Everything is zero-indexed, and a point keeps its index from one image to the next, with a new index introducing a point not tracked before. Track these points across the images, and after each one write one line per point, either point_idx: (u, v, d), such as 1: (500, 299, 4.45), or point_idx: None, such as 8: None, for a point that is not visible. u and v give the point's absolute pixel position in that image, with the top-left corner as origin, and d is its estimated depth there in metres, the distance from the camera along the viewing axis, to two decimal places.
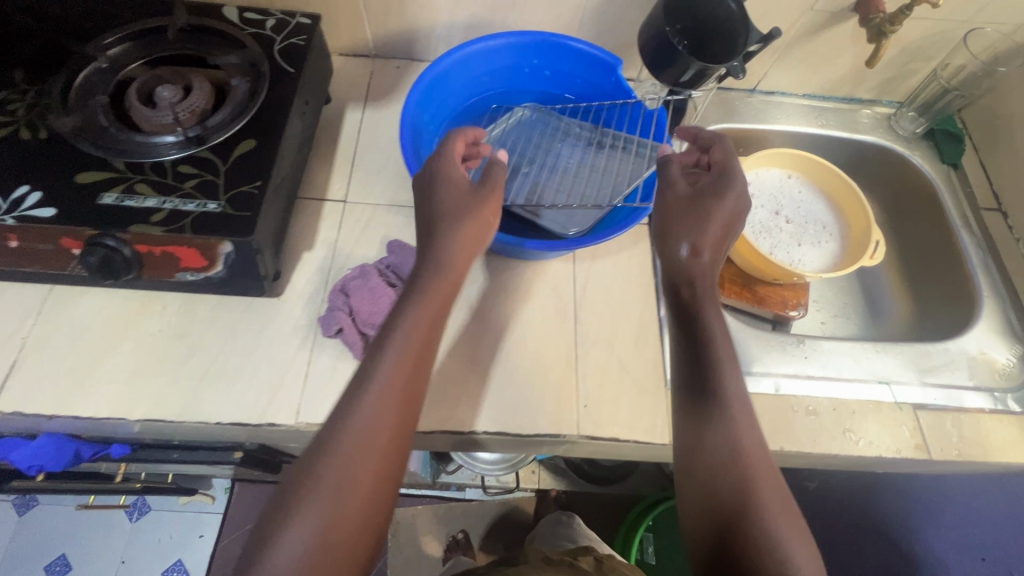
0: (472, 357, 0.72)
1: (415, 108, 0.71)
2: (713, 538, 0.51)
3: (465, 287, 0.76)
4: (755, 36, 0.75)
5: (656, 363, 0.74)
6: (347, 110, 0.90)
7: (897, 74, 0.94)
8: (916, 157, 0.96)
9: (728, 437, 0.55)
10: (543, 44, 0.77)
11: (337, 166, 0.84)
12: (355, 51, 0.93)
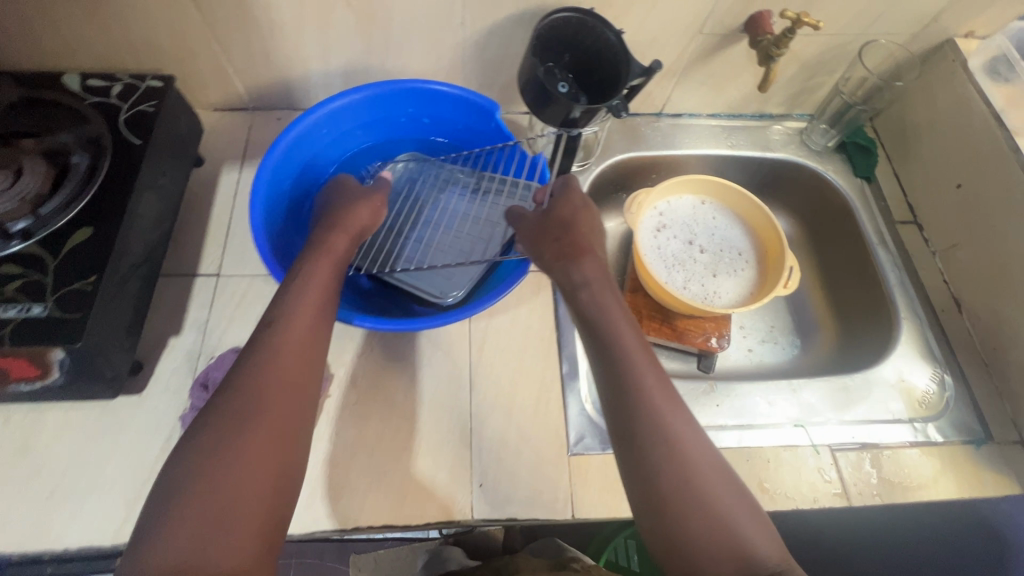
0: (356, 441, 0.67)
1: (271, 176, 0.66)
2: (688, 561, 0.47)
3: (349, 361, 0.71)
4: (637, 70, 0.71)
5: (558, 427, 0.69)
6: (222, 171, 0.83)
7: (802, 89, 0.91)
8: (829, 172, 0.93)
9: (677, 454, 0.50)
10: (414, 94, 0.72)
11: (210, 235, 0.78)
12: (230, 105, 0.87)
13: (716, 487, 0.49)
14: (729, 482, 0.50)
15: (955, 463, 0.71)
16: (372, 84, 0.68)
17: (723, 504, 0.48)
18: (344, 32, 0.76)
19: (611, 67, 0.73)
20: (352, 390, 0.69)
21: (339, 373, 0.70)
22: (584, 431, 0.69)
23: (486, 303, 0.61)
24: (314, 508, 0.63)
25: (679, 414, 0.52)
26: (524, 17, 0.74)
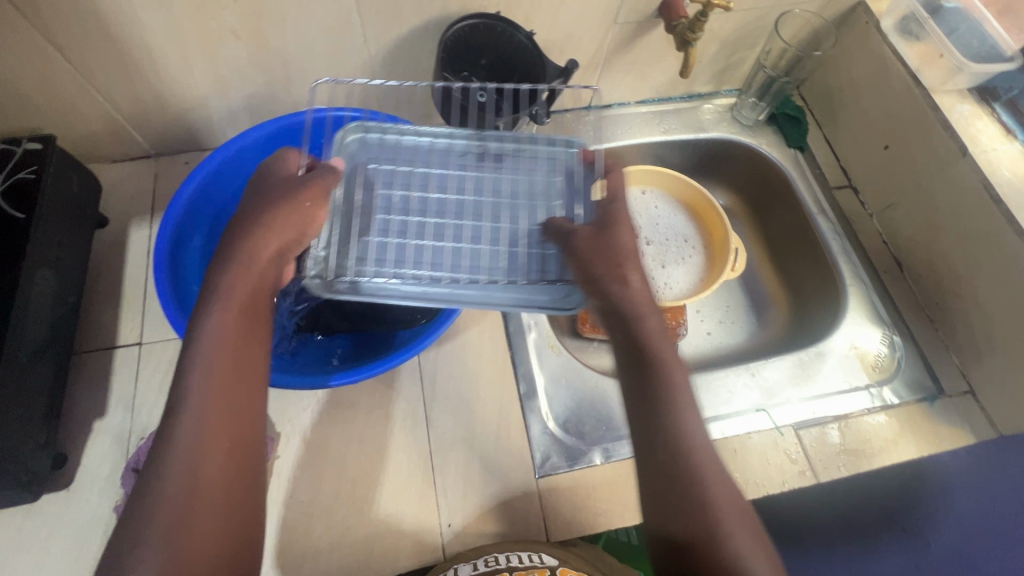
0: (314, 501, 0.63)
1: (176, 238, 0.61)
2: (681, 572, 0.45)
3: (294, 416, 0.67)
4: (554, 71, 0.69)
5: (522, 451, 0.67)
6: (131, 228, 0.77)
7: (726, 65, 0.90)
8: (764, 146, 0.92)
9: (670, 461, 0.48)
10: (322, 124, 0.67)
11: (125, 300, 0.72)
12: (129, 154, 0.80)
13: (726, 500, 0.46)
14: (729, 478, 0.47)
15: (912, 421, 0.73)
16: (273, 120, 0.63)
17: (729, 520, 0.45)
18: (238, 64, 0.70)
19: (526, 69, 0.71)
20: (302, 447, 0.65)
21: (286, 431, 0.66)
22: (550, 451, 0.67)
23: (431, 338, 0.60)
24: None
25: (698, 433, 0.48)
26: (429, 28, 0.70)
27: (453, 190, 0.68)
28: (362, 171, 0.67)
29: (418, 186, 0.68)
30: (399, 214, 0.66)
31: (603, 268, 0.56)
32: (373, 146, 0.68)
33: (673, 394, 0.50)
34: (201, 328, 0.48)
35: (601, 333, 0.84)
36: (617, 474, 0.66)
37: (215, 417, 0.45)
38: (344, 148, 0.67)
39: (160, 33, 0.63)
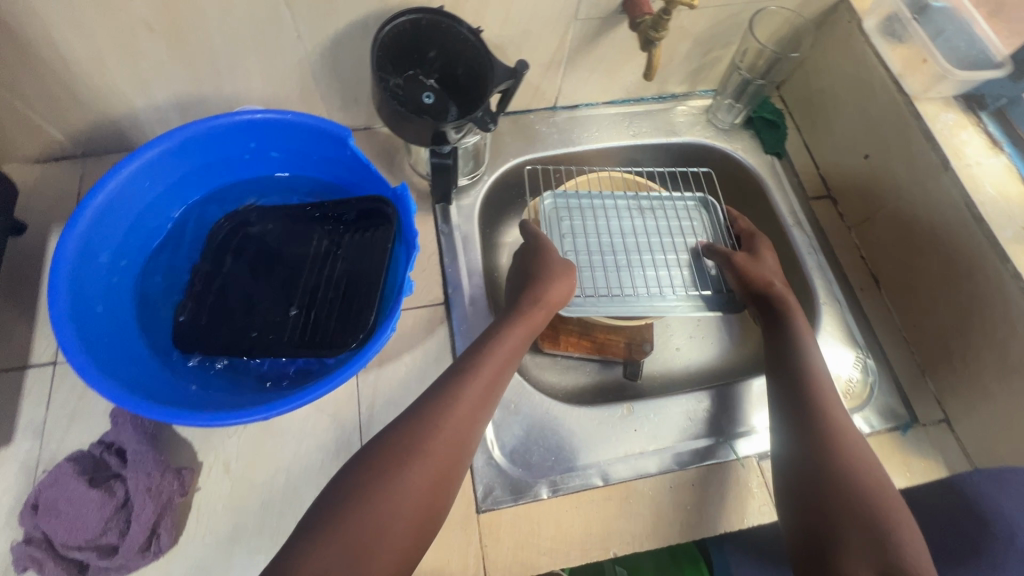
0: (235, 538, 0.58)
1: (79, 254, 0.55)
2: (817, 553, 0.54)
3: (216, 444, 0.62)
4: (502, 74, 0.63)
5: (465, 483, 0.62)
6: (51, 235, 0.71)
7: (700, 66, 0.84)
8: (739, 152, 0.87)
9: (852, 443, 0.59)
10: (246, 127, 0.61)
11: (41, 315, 0.67)
12: (52, 155, 0.74)
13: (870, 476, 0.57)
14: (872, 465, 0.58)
15: (883, 451, 0.69)
16: (187, 124, 0.57)
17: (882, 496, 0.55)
18: (158, 60, 0.64)
19: (475, 71, 0.65)
20: (225, 478, 0.61)
21: (206, 461, 0.61)
22: (493, 483, 0.63)
23: (360, 365, 0.52)
24: None
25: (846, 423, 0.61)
26: (368, 22, 0.64)
27: (641, 237, 0.79)
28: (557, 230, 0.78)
29: (612, 234, 0.79)
30: (596, 256, 0.77)
31: (777, 295, 0.70)
32: (572, 209, 0.79)
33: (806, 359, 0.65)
34: (477, 381, 0.56)
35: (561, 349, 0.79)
36: (566, 508, 0.62)
37: (459, 440, 0.52)
38: (546, 215, 0.78)
39: (63, 25, 0.57)
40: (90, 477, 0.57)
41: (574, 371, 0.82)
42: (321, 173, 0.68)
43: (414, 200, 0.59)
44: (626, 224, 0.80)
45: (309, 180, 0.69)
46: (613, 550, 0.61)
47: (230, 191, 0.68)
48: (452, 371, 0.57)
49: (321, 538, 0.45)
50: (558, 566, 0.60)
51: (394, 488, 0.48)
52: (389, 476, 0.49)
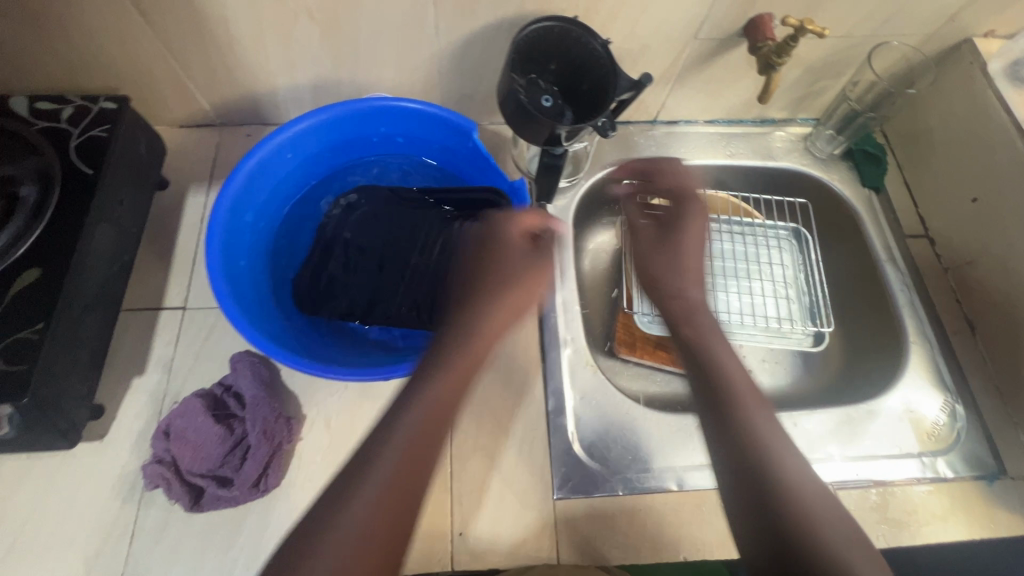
0: (331, 488, 0.63)
1: (231, 209, 0.61)
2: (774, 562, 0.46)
3: (320, 400, 0.67)
4: (626, 83, 0.65)
5: (544, 469, 0.65)
6: (188, 194, 0.79)
7: (806, 93, 0.85)
8: (835, 182, 0.87)
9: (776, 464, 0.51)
10: (382, 112, 0.66)
11: (175, 264, 0.74)
12: (196, 122, 0.82)
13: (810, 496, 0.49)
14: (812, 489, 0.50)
15: (966, 498, 0.67)
16: (336, 104, 0.63)
17: (812, 514, 0.48)
18: (309, 45, 0.70)
19: (599, 78, 0.67)
20: (326, 432, 0.65)
21: (311, 414, 0.66)
22: (570, 473, 0.65)
23: (474, 340, 0.57)
24: None
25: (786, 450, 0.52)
26: (502, 26, 0.68)
27: (728, 262, 0.80)
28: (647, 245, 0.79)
29: (701, 256, 0.80)
30: None
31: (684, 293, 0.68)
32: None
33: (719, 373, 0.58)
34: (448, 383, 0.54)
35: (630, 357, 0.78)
36: (639, 506, 0.64)
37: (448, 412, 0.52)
38: (637, 228, 0.79)
39: (240, 7, 0.64)
40: (215, 413, 0.62)
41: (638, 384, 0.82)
42: (439, 160, 0.73)
43: (530, 195, 0.64)
44: (716, 247, 0.80)
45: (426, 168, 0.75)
46: (683, 555, 0.62)
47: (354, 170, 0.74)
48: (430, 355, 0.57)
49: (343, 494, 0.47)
50: (628, 561, 0.62)
51: (405, 450, 0.49)
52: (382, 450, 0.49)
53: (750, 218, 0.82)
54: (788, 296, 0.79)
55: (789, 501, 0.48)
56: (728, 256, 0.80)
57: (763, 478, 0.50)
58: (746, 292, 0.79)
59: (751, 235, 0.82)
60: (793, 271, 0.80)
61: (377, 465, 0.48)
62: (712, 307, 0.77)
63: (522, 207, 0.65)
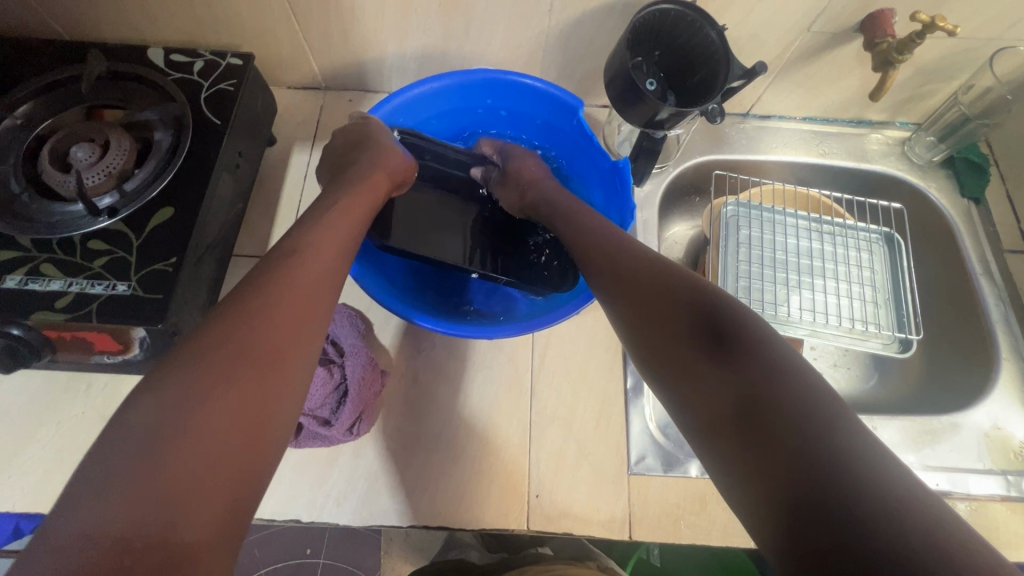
0: (417, 439, 0.66)
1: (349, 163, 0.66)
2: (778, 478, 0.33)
3: (411, 356, 0.70)
4: (738, 71, 0.64)
5: (620, 444, 0.67)
6: (293, 152, 0.83)
7: (911, 96, 0.83)
8: (933, 190, 0.84)
9: (770, 366, 0.38)
10: (496, 85, 0.71)
11: (280, 218, 0.78)
12: (305, 84, 0.86)
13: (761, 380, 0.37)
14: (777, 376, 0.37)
15: None
16: (455, 74, 0.67)
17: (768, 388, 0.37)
18: (426, 16, 0.73)
19: (709, 66, 0.67)
20: (414, 386, 0.69)
21: (402, 367, 0.70)
22: (646, 451, 0.67)
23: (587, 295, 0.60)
24: (371, 503, 0.63)
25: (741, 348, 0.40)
26: (617, 8, 0.69)
27: (817, 261, 0.79)
28: (733, 237, 0.78)
29: (789, 253, 0.79)
30: (769, 269, 0.77)
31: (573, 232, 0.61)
32: (751, 219, 0.79)
33: (653, 296, 0.47)
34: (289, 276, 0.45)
35: None
36: (712, 490, 0.65)
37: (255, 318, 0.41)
38: (726, 219, 0.79)
39: None
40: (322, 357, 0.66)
41: None
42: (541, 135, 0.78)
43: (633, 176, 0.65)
44: (803, 245, 0.80)
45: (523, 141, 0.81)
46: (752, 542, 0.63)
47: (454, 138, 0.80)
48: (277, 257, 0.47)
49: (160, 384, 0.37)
50: (698, 542, 0.63)
51: (227, 342, 0.39)
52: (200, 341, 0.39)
53: (840, 219, 0.81)
54: (872, 300, 0.77)
55: (759, 385, 0.37)
56: (814, 256, 0.79)
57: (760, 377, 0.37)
58: (833, 292, 0.77)
59: (840, 236, 0.80)
60: (881, 275, 0.79)
61: (187, 364, 0.37)
62: (798, 305, 0.76)
63: (621, 185, 0.69)
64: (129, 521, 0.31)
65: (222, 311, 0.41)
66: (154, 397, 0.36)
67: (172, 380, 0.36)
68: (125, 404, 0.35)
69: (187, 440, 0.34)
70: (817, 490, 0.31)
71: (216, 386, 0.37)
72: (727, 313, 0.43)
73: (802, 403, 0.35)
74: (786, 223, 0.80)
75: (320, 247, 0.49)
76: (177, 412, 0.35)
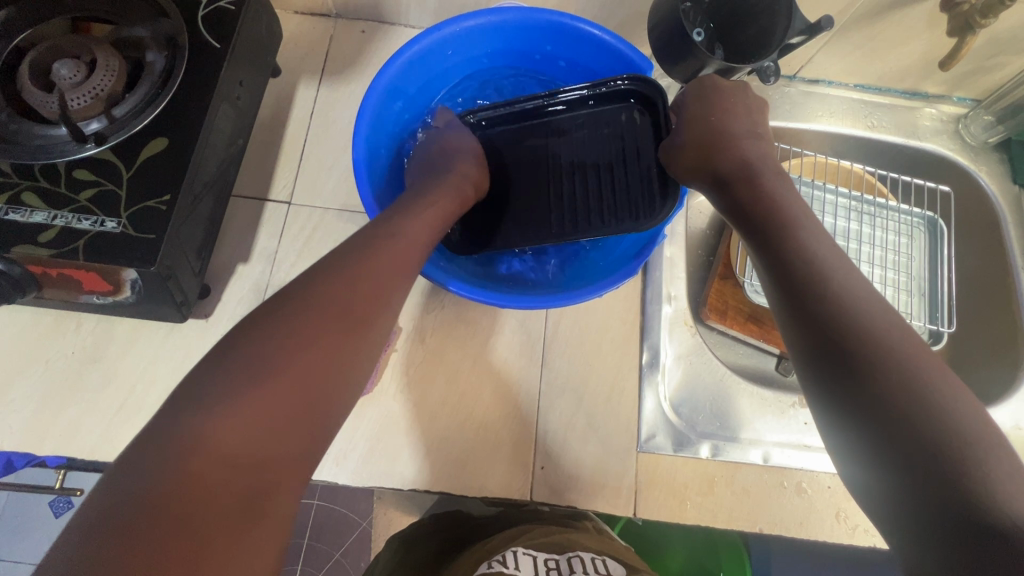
0: (422, 403, 0.64)
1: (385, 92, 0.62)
2: (926, 479, 0.33)
3: (418, 316, 0.67)
4: (800, 25, 0.57)
5: (631, 421, 0.65)
6: (299, 86, 0.76)
7: (976, 68, 0.75)
8: (982, 174, 0.79)
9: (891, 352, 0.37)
10: (558, 32, 0.64)
11: (282, 159, 0.73)
12: (313, 10, 0.78)
13: (888, 359, 0.37)
14: (897, 363, 0.36)
15: None
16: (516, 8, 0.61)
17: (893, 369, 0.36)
18: None
19: (762, 16, 0.59)
20: (420, 347, 0.66)
21: (407, 327, 0.66)
22: (658, 429, 0.64)
23: (641, 263, 0.56)
24: (372, 463, 0.62)
25: (879, 333, 0.38)
26: None
27: (853, 243, 0.74)
28: None
29: None
30: None
31: (739, 175, 0.51)
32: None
33: (807, 263, 0.43)
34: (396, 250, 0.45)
35: (717, 323, 0.71)
36: (722, 472, 0.63)
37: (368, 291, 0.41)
38: None
39: None
40: None
41: (723, 350, 0.74)
42: None
43: None
44: (840, 224, 0.75)
45: None
46: (758, 526, 0.62)
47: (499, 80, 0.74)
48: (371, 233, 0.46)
49: (270, 335, 0.36)
50: (703, 523, 0.62)
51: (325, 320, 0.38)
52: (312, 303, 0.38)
53: (882, 200, 0.76)
54: (904, 290, 0.74)
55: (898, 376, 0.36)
56: (850, 236, 0.74)
57: (832, 327, 0.39)
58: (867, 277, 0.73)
59: (879, 218, 0.76)
60: (917, 263, 0.75)
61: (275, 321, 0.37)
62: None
63: None
64: (227, 449, 0.32)
65: (324, 281, 0.40)
66: (243, 339, 0.36)
67: (255, 335, 0.36)
68: (245, 344, 0.36)
69: (271, 406, 0.33)
70: (920, 462, 0.33)
71: (302, 344, 0.36)
72: (839, 300, 0.40)
73: (914, 383, 0.35)
74: (823, 200, 0.75)
75: (412, 225, 0.48)
76: (270, 373, 0.35)
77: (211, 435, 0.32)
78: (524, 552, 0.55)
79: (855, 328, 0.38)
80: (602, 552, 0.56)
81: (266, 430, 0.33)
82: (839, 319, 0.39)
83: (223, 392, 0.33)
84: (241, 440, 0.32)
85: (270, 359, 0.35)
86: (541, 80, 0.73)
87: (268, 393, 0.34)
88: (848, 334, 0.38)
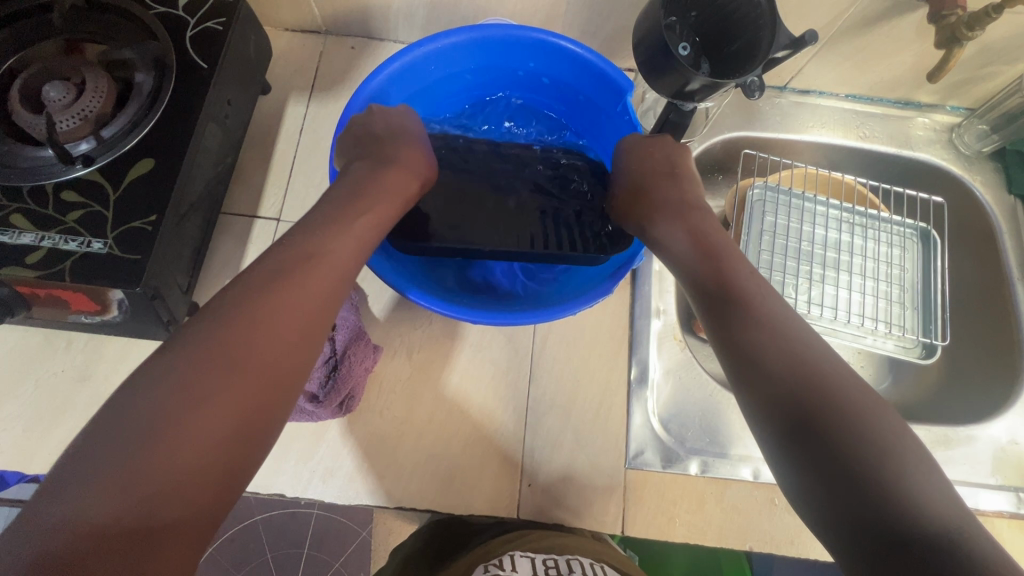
0: (409, 420, 0.64)
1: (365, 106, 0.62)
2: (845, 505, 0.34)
3: (406, 332, 0.67)
4: (784, 39, 0.56)
5: (619, 437, 0.64)
6: (289, 102, 0.76)
7: (968, 78, 0.75)
8: (977, 184, 0.78)
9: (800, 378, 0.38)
10: (541, 48, 0.64)
11: (272, 176, 0.73)
12: (303, 27, 0.78)
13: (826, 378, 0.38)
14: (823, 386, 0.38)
15: None
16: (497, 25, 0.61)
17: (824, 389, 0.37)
18: None
19: (749, 31, 0.59)
20: (408, 363, 0.66)
21: (395, 343, 0.66)
22: (646, 445, 0.64)
23: (614, 284, 0.55)
24: (358, 480, 0.62)
25: (805, 356, 0.40)
26: None
27: (844, 255, 0.74)
28: (759, 223, 0.73)
29: (815, 244, 0.73)
30: (793, 260, 0.72)
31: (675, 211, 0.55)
32: (779, 205, 0.74)
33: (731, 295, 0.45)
34: (313, 273, 0.44)
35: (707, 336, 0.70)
36: (711, 489, 0.63)
37: (265, 325, 0.40)
38: (751, 203, 0.73)
39: None
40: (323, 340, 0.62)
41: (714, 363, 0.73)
42: (578, 110, 0.72)
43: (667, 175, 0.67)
44: (830, 236, 0.74)
45: (557, 113, 0.75)
46: (748, 545, 0.61)
47: (484, 95, 0.74)
48: (284, 256, 0.44)
49: (159, 379, 0.36)
50: (692, 540, 0.62)
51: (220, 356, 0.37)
52: (205, 342, 0.38)
53: (872, 211, 0.75)
54: (896, 303, 0.73)
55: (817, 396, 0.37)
56: (840, 248, 0.74)
57: (788, 378, 0.39)
58: (857, 289, 0.72)
59: (869, 230, 0.75)
60: (909, 275, 0.74)
61: (170, 360, 0.37)
62: (820, 302, 0.72)
63: None
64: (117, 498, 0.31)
65: (226, 314, 0.40)
66: (142, 384, 0.36)
67: (136, 404, 0.34)
68: (136, 386, 0.35)
69: (159, 449, 0.33)
70: (891, 533, 0.32)
71: (182, 396, 0.35)
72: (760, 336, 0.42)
73: (832, 403, 0.37)
74: (813, 212, 0.74)
75: (335, 243, 0.47)
76: (159, 413, 0.34)
77: (97, 488, 0.31)
78: (522, 554, 0.54)
79: (778, 361, 0.40)
80: (600, 560, 0.55)
81: (155, 476, 0.32)
82: (757, 350, 0.41)
83: (116, 436, 0.33)
84: (127, 488, 0.32)
85: (157, 402, 0.35)
86: (525, 96, 0.74)
87: (145, 466, 0.32)
88: (810, 386, 0.38)
